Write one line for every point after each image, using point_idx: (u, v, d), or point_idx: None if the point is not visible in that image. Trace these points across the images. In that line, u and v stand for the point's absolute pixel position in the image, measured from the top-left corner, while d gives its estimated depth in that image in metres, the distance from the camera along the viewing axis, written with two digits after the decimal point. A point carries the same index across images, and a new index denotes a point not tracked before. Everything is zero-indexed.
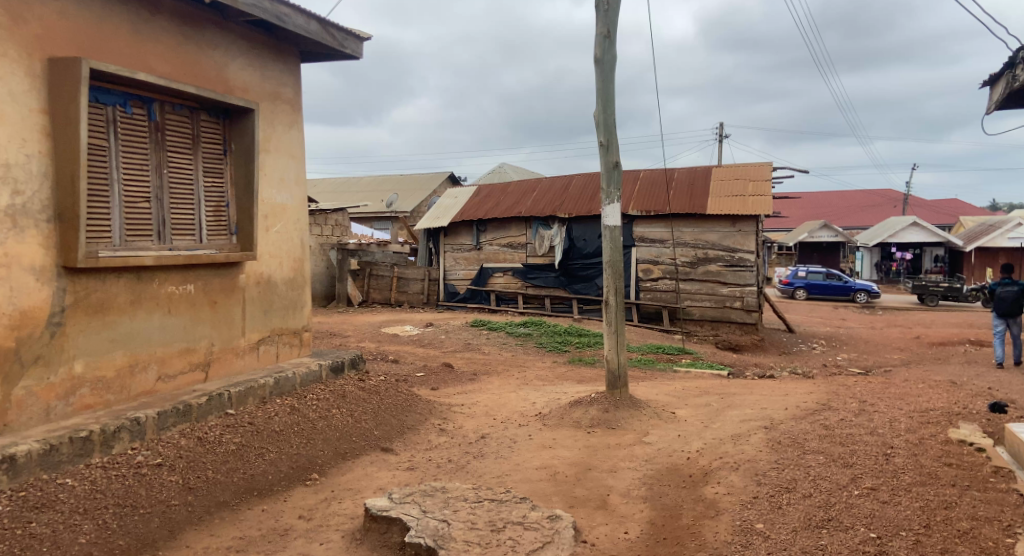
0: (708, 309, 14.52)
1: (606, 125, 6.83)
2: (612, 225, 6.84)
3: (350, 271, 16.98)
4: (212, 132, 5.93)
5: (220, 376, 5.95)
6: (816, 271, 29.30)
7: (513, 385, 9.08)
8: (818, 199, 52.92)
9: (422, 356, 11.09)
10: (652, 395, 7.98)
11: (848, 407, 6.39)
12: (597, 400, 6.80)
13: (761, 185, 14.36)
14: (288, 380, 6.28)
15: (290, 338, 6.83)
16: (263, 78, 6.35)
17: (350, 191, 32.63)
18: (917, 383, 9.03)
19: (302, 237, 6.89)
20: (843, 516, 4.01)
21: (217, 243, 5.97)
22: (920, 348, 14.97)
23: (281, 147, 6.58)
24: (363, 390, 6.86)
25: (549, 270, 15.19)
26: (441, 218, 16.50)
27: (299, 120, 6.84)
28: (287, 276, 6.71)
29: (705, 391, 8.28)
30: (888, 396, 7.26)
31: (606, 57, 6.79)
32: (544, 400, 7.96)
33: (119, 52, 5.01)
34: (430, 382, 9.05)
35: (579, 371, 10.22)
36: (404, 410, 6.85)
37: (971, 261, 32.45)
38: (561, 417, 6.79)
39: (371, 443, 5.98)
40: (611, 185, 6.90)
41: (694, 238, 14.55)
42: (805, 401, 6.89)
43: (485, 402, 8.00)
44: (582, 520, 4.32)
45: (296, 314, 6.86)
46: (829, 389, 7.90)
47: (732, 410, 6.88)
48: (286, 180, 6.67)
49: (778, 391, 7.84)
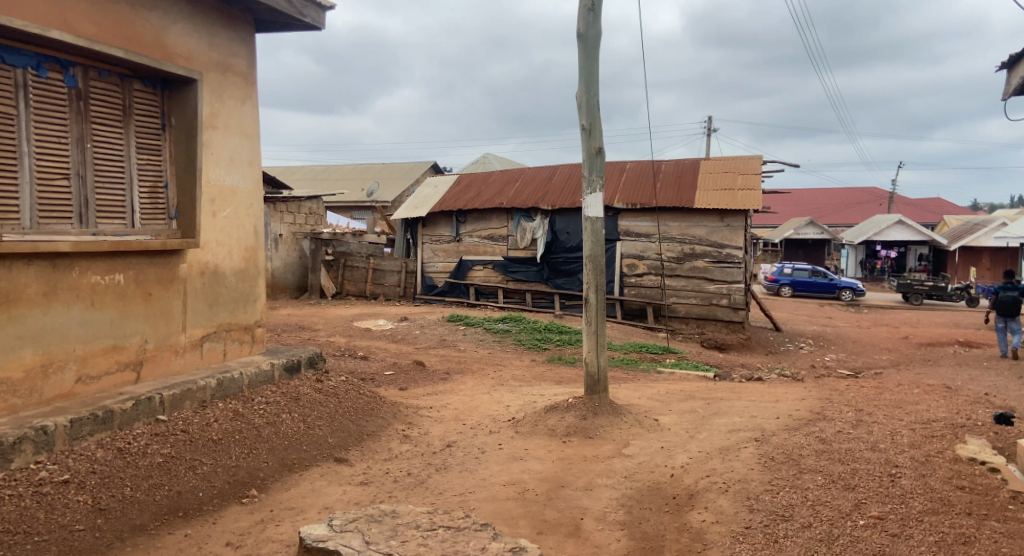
0: (694, 306, 14.03)
1: (588, 107, 6.31)
2: (593, 217, 6.31)
3: (324, 261, 16.29)
4: (148, 105, 5.35)
5: (154, 377, 5.36)
6: (802, 268, 28.98)
7: (487, 386, 8.54)
8: (804, 195, 52.95)
9: (393, 352, 10.49)
10: (633, 398, 7.47)
11: (844, 418, 5.88)
12: (573, 406, 6.31)
13: (750, 179, 13.92)
14: (234, 381, 5.70)
15: (239, 334, 6.30)
16: (209, 46, 5.86)
17: (331, 178, 31.86)
18: (912, 388, 8.58)
19: (255, 223, 6.43)
20: (850, 553, 3.50)
21: (152, 229, 5.37)
22: (908, 348, 14.64)
23: (230, 124, 6.15)
24: (320, 392, 6.32)
25: (530, 263, 14.66)
26: (420, 208, 15.85)
27: (252, 95, 6.38)
28: (236, 266, 6.24)
29: (691, 394, 7.77)
30: (885, 404, 6.79)
31: (589, 32, 6.25)
32: (518, 403, 7.46)
33: (31, 6, 4.41)
34: (398, 382, 8.48)
35: (559, 370, 9.69)
36: (364, 414, 6.32)
37: (955, 261, 32.55)
38: (535, 424, 6.28)
39: (323, 452, 5.43)
40: (593, 172, 6.34)
41: (681, 232, 14.05)
42: (798, 409, 6.40)
43: (455, 405, 7.47)
44: (550, 551, 3.78)
45: (247, 308, 6.36)
46: (821, 395, 7.43)
47: (719, 418, 6.37)
48: (237, 160, 6.23)
49: (768, 396, 7.33)
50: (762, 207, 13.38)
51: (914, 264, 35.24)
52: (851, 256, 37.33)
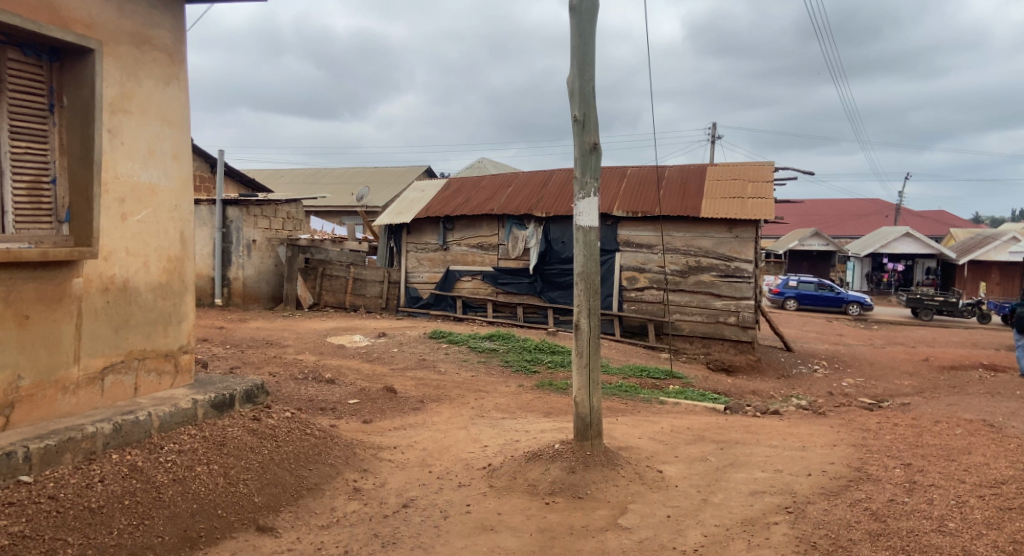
0: (699, 324, 12.91)
1: (582, 95, 5.25)
2: (586, 226, 5.20)
3: (301, 269, 14.91)
4: (30, 80, 4.37)
5: (33, 421, 4.32)
6: (807, 281, 27.93)
7: (465, 419, 7.40)
8: (809, 206, 51.88)
9: (365, 374, 9.37)
10: (633, 439, 6.36)
11: (893, 479, 4.77)
12: (560, 456, 5.20)
13: (761, 187, 12.86)
14: (140, 425, 4.60)
15: (158, 364, 5.21)
16: (121, 12, 4.85)
17: (321, 182, 30.71)
18: (952, 427, 7.46)
19: (180, 229, 5.34)
20: None
21: (33, 234, 4.37)
22: (930, 372, 13.53)
23: (149, 109, 5.08)
24: (256, 434, 5.19)
25: (522, 275, 13.59)
26: (404, 214, 14.79)
27: (180, 76, 5.32)
28: (154, 281, 5.15)
29: (700, 434, 6.66)
30: (933, 454, 5.68)
31: (584, 4, 5.17)
32: (498, 444, 6.36)
33: None
34: (362, 413, 7.36)
35: (549, 399, 8.58)
36: (308, 462, 5.20)
37: (963, 275, 31.54)
38: (514, 476, 5.19)
39: (243, 520, 4.34)
40: (586, 173, 5.27)
41: (686, 243, 12.98)
42: (832, 462, 5.28)
43: (424, 446, 6.38)
44: None
45: (167, 332, 5.27)
46: (855, 439, 6.31)
47: (737, 472, 5.26)
48: (157, 152, 5.15)
49: (792, 439, 6.22)
50: (775, 218, 12.31)
51: (921, 278, 34.28)
52: (857, 268, 36.13)
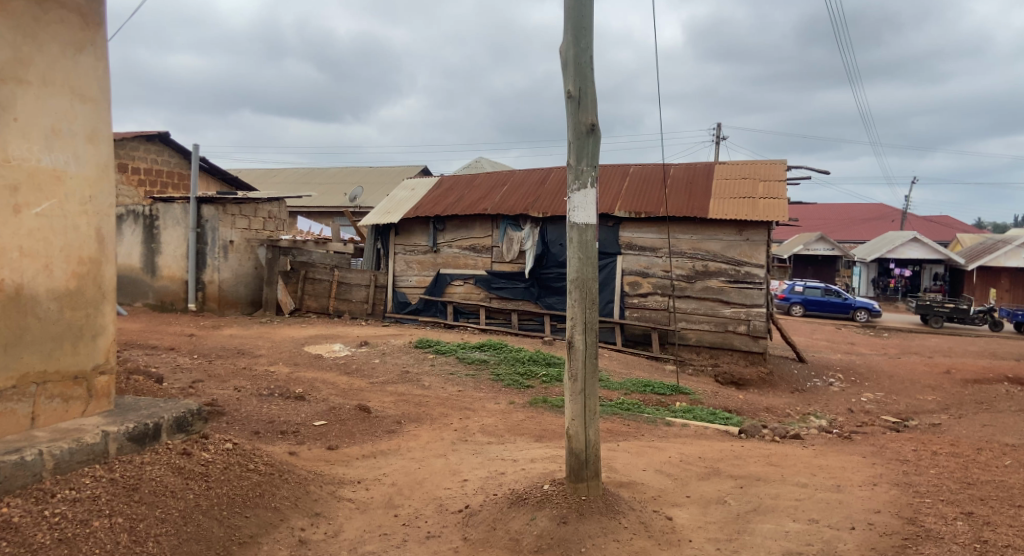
0: (706, 333, 11.99)
1: (577, 66, 4.35)
2: (582, 224, 4.32)
3: (282, 273, 13.99)
4: None
5: None
6: (814, 287, 26.99)
7: (444, 445, 6.48)
8: (813, 210, 50.94)
9: (339, 389, 8.45)
10: (637, 473, 5.45)
11: (957, 538, 3.88)
12: (550, 502, 4.30)
13: (773, 186, 11.97)
14: (26, 466, 3.72)
15: (65, 388, 4.32)
16: None
17: (313, 182, 29.76)
18: (996, 455, 6.54)
19: (96, 225, 4.44)
20: None
21: None
22: (953, 386, 12.61)
23: (53, 78, 4.20)
24: (182, 472, 4.28)
25: (517, 279, 12.72)
26: (393, 214, 13.91)
27: (97, 42, 4.43)
28: (60, 288, 4.26)
29: (714, 465, 5.76)
30: (991, 497, 4.77)
31: None
32: (481, 478, 5.46)
33: None
34: (328, 438, 6.46)
35: (541, 420, 7.66)
36: (245, 507, 4.29)
37: (972, 281, 30.58)
38: (493, 526, 4.30)
39: None
40: (580, 161, 4.39)
41: (692, 247, 12.08)
42: (877, 511, 4.39)
43: (395, 479, 5.48)
44: None
45: (79, 349, 4.38)
46: (893, 475, 5.41)
47: (763, 521, 4.38)
48: (64, 132, 4.26)
49: (822, 476, 5.31)
50: (789, 219, 11.41)
51: (930, 284, 33.35)
52: (863, 274, 34.97)
